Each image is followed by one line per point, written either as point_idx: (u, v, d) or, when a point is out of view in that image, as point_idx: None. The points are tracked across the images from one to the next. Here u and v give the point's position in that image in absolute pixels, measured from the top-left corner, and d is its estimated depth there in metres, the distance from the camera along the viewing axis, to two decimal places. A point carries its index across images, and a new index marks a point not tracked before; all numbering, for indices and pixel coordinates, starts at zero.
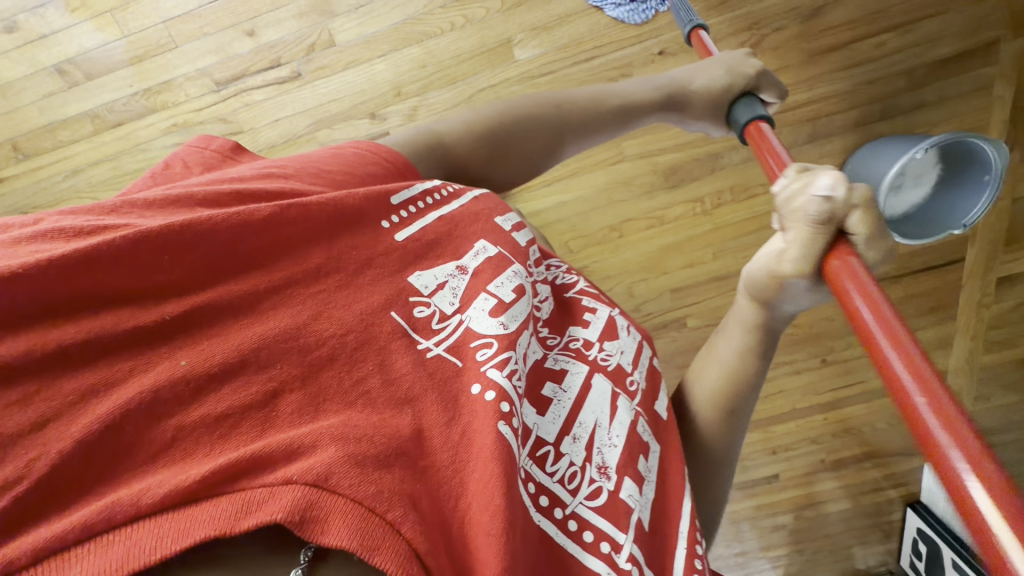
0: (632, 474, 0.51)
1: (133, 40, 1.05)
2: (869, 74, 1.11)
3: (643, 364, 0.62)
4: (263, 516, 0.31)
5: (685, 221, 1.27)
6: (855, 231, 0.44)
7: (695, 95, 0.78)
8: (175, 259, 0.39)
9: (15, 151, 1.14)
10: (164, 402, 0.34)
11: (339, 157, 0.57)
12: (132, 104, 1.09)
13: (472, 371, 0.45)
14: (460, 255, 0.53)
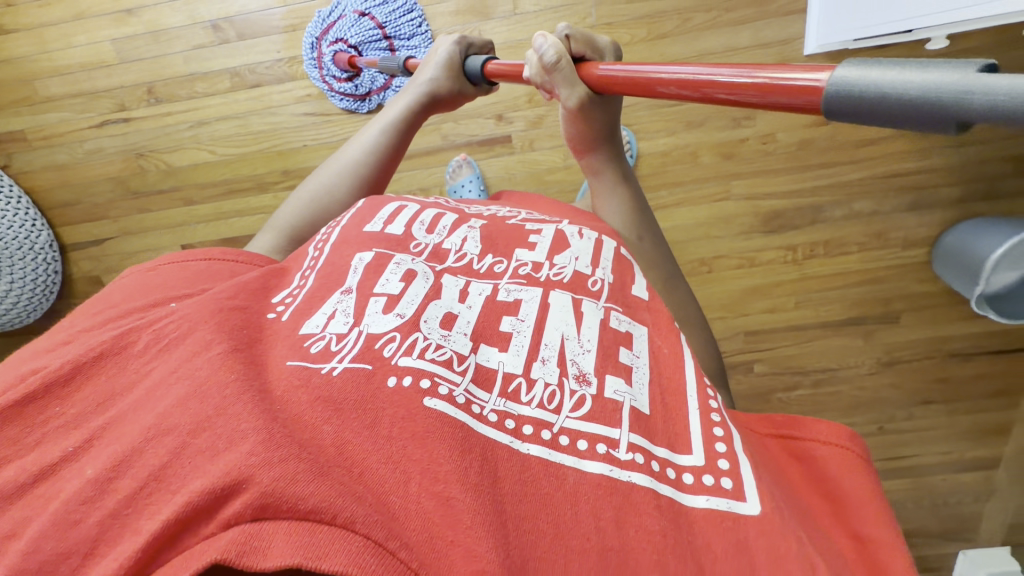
0: (613, 370, 0.49)
1: (293, 10, 1.09)
2: (979, 155, 1.15)
3: (606, 259, 0.60)
4: (196, 569, 0.30)
5: (775, 267, 1.28)
6: (581, 53, 0.66)
7: (440, 84, 0.80)
8: (43, 407, 0.39)
9: (148, 95, 1.17)
10: (75, 511, 0.34)
11: (190, 275, 0.54)
12: (274, 68, 1.12)
13: (387, 369, 0.43)
14: (342, 281, 0.52)
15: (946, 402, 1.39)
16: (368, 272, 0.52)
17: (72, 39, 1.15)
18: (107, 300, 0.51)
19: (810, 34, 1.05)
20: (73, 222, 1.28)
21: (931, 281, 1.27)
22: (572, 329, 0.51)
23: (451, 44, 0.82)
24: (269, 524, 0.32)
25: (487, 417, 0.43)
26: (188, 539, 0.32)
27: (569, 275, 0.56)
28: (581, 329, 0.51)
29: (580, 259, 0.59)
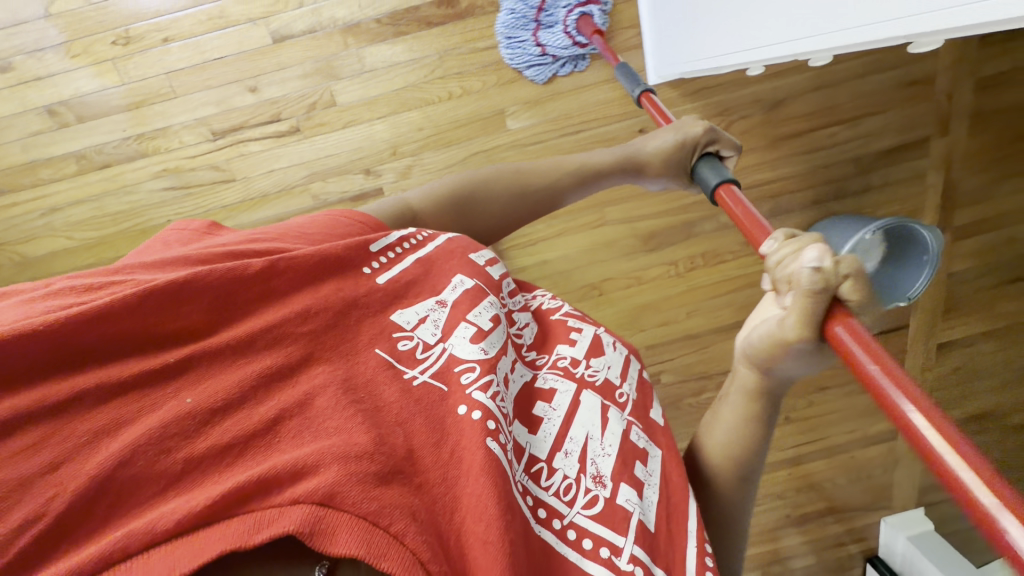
0: (629, 480, 0.52)
1: (132, 88, 1.05)
2: (825, 159, 1.24)
3: (632, 376, 0.63)
4: (273, 529, 0.34)
5: (661, 282, 1.33)
6: (848, 298, 0.41)
7: (651, 158, 0.82)
8: (163, 311, 0.41)
9: None
10: (171, 437, 0.36)
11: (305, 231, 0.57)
12: (123, 147, 1.08)
13: (458, 395, 0.48)
14: (437, 290, 0.56)
15: (843, 385, 1.47)
16: (460, 302, 0.55)
17: None
18: (214, 242, 0.54)
19: (648, 66, 1.11)
20: None
21: None
22: (599, 433, 0.54)
23: (700, 130, 0.81)
24: (331, 514, 0.35)
25: (519, 486, 0.48)
26: (266, 503, 0.35)
27: (600, 379, 0.59)
28: (607, 438, 0.54)
29: (611, 365, 0.61)
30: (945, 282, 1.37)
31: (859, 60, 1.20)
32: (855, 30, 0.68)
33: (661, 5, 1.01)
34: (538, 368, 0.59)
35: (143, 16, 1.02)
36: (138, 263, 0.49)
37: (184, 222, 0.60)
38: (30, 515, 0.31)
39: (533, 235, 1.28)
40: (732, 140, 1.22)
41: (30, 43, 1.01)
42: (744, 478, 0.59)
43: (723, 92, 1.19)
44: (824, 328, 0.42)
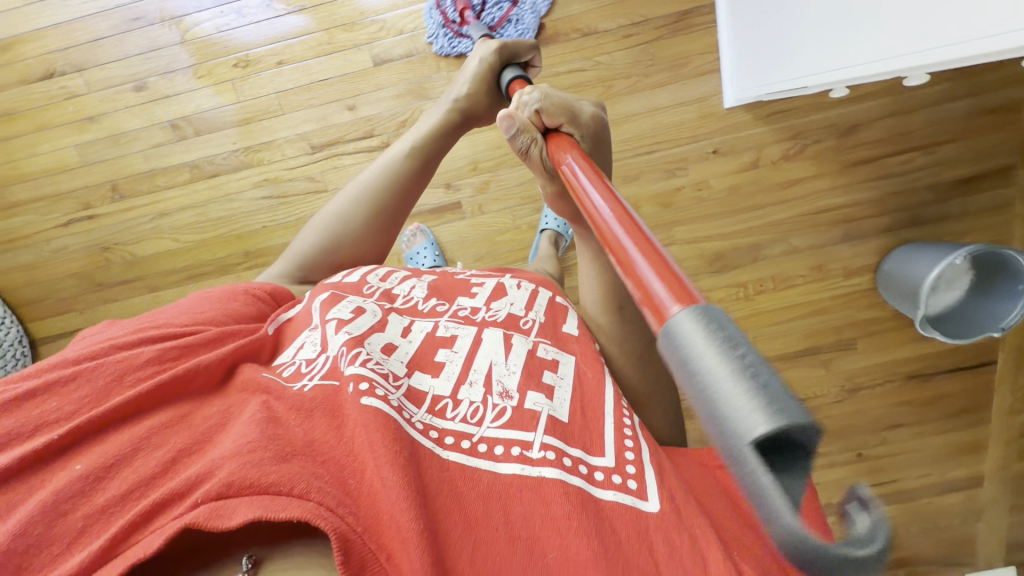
0: (536, 388, 0.53)
1: (245, 105, 1.16)
2: (899, 185, 1.23)
3: (540, 304, 0.66)
4: (167, 535, 0.35)
5: (725, 305, 1.31)
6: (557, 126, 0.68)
7: (473, 97, 0.82)
8: (34, 414, 0.43)
9: (111, 192, 1.22)
10: (63, 501, 0.38)
11: (209, 303, 0.61)
12: (230, 158, 1.19)
13: (343, 382, 0.48)
14: (310, 322, 0.60)
15: (918, 423, 1.39)
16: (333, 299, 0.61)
17: (37, 148, 1.20)
18: (114, 326, 0.55)
19: (726, 91, 1.14)
20: (36, 316, 1.30)
21: (876, 307, 1.31)
22: (496, 355, 0.56)
23: (494, 48, 0.82)
24: (216, 505, 0.36)
25: (414, 423, 0.47)
26: (157, 520, 0.37)
27: (495, 317, 0.61)
28: (501, 354, 0.56)
29: (511, 304, 0.64)
30: None
31: (937, 87, 1.19)
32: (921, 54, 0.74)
33: (742, 35, 1.04)
34: (437, 318, 0.61)
35: (261, 42, 1.13)
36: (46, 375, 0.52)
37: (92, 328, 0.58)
38: None
39: None
40: (801, 164, 1.23)
41: (164, 66, 1.14)
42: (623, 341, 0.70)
43: (794, 117, 1.20)
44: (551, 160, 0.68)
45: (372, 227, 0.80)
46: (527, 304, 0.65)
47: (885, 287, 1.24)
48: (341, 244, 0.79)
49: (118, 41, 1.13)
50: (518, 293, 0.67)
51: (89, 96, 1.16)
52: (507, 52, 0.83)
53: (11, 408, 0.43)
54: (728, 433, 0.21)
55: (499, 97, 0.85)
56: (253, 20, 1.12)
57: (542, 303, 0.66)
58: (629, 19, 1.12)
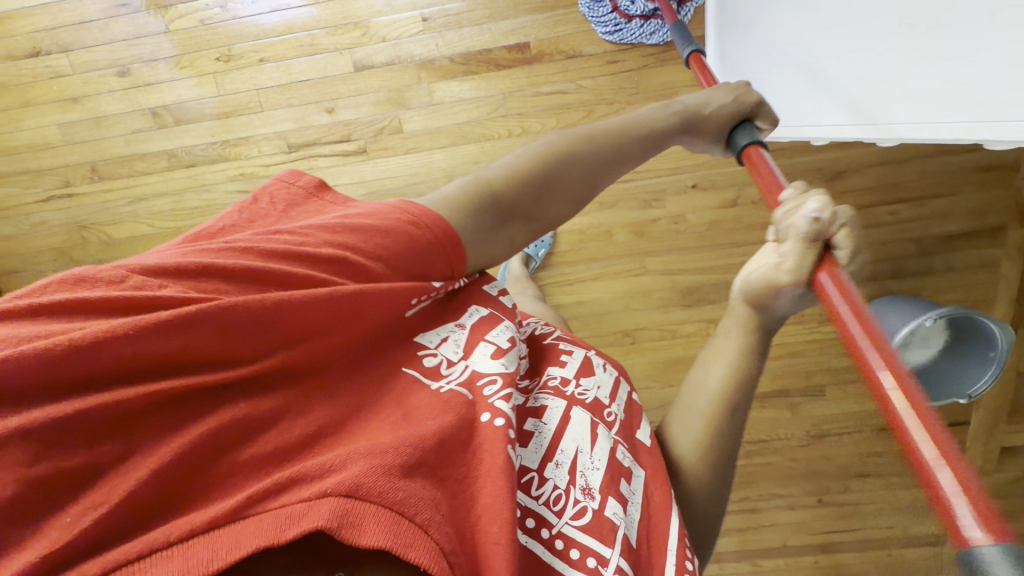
0: (616, 495, 0.53)
1: (225, 99, 1.16)
2: (885, 236, 1.20)
3: (623, 398, 0.64)
4: (302, 526, 0.32)
5: (697, 339, 1.27)
6: (838, 246, 0.51)
7: (708, 119, 0.75)
8: (229, 332, 0.38)
9: (91, 173, 1.23)
10: (217, 441, 0.35)
11: (398, 233, 0.51)
12: (209, 150, 1.19)
13: (481, 404, 0.47)
14: (458, 315, 0.55)
15: None
16: (483, 318, 0.56)
17: (20, 123, 1.21)
18: (291, 223, 0.51)
19: None
20: (12, 287, 1.32)
21: (850, 355, 1.29)
22: (583, 449, 0.54)
23: (736, 96, 0.77)
24: (349, 503, 0.33)
25: None
26: (289, 492, 0.33)
27: (586, 398, 0.59)
28: (584, 443, 0.55)
29: (600, 387, 0.62)
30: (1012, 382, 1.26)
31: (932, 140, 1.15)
32: (908, 125, 0.68)
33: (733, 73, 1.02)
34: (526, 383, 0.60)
35: (244, 38, 1.12)
36: (200, 240, 0.49)
37: (292, 177, 0.59)
38: (73, 516, 0.29)
39: (571, 275, 1.26)
40: None
41: (148, 53, 1.14)
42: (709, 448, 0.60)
43: (779, 158, 1.17)
44: (811, 276, 0.52)
45: (562, 210, 0.66)
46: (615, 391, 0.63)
47: None
48: (528, 213, 0.63)
49: (105, 25, 1.13)
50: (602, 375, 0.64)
51: (74, 78, 1.17)
52: (765, 113, 0.78)
53: (209, 313, 0.37)
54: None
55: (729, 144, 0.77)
56: (237, 15, 1.12)
57: (623, 398, 0.64)
58: (615, 44, 1.09)
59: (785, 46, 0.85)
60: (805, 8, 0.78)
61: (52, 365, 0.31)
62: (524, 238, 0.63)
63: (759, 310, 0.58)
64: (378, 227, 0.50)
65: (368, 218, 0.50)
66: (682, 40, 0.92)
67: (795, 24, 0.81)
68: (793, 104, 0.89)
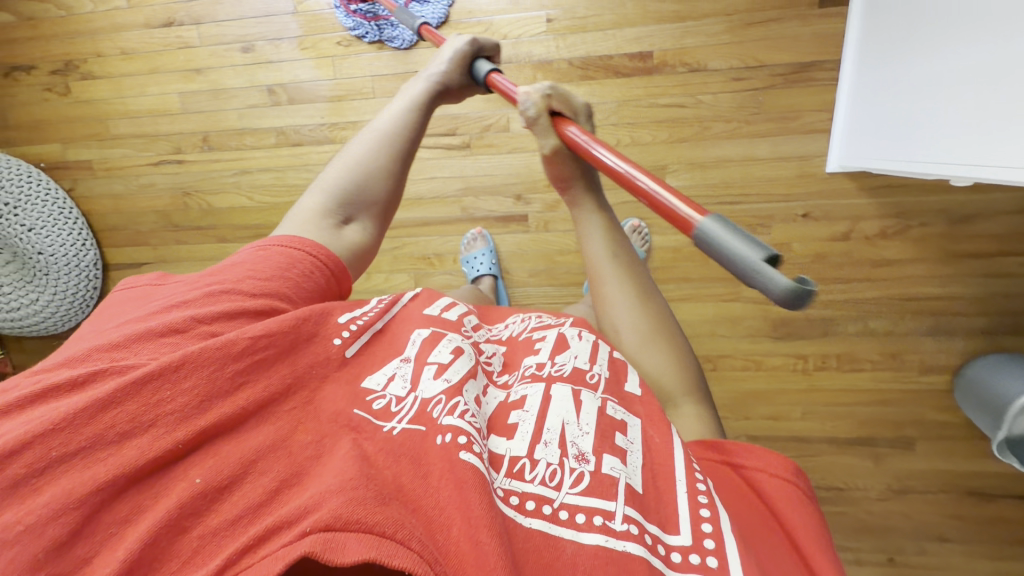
0: (611, 451, 0.52)
1: (339, 82, 1.17)
2: (1008, 289, 1.12)
3: (604, 358, 0.63)
4: (286, 563, 0.35)
5: (781, 373, 1.23)
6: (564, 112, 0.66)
7: (451, 79, 0.73)
8: (148, 404, 0.41)
9: (202, 142, 1.27)
10: (184, 517, 0.38)
11: (266, 259, 0.58)
12: (316, 131, 1.21)
13: (434, 430, 0.49)
14: (399, 350, 0.58)
15: (970, 544, 1.27)
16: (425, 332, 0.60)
17: (144, 88, 1.26)
18: (155, 301, 0.54)
19: (832, 152, 1.07)
20: (115, 242, 1.39)
21: (950, 411, 1.21)
22: (568, 419, 0.54)
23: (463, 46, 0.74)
24: (327, 539, 0.36)
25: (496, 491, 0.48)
26: (267, 545, 0.36)
27: (564, 371, 0.60)
28: (565, 414, 0.55)
29: (577, 356, 0.62)
30: None
31: None
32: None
33: (861, 98, 0.98)
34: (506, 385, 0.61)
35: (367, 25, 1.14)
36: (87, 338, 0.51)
37: (135, 277, 0.61)
38: None
39: None
40: (898, 247, 1.13)
41: (273, 32, 1.17)
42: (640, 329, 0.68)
43: (901, 195, 1.11)
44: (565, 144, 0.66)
45: (392, 185, 0.69)
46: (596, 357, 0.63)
47: (963, 397, 1.14)
48: (360, 197, 0.67)
49: (238, 2, 1.17)
50: (582, 343, 0.64)
51: (200, 50, 1.21)
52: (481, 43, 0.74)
53: (123, 394, 0.41)
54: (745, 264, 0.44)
55: (476, 84, 0.77)
56: None
57: (604, 358, 0.63)
58: (743, 61, 1.05)
59: (938, 78, 0.81)
60: (963, 44, 0.76)
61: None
62: (375, 226, 0.69)
63: (591, 186, 0.70)
64: (230, 276, 0.57)
65: (235, 274, 0.56)
66: (402, 15, 0.90)
67: (956, 58, 0.77)
68: (920, 141, 0.84)
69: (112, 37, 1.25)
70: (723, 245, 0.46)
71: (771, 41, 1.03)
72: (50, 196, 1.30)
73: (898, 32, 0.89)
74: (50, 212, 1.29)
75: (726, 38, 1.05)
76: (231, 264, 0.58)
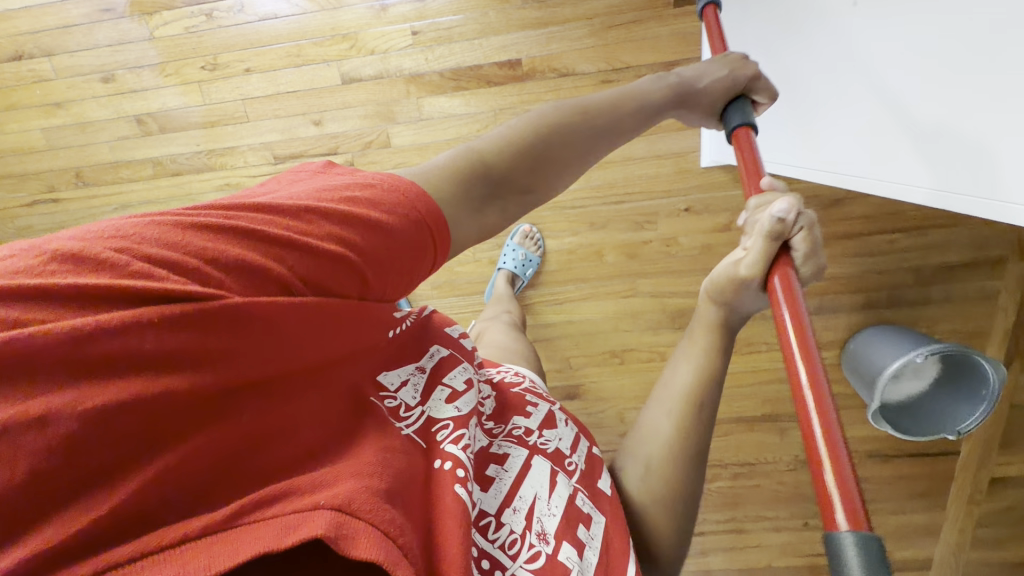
0: (572, 540, 0.50)
1: (210, 108, 1.13)
2: (881, 265, 1.18)
3: (584, 450, 0.61)
4: (297, 538, 0.29)
5: None
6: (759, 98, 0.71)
7: (704, 94, 0.67)
8: (241, 331, 0.32)
9: (76, 178, 1.21)
10: (202, 457, 0.30)
11: (393, 206, 0.42)
12: (194, 159, 1.17)
13: (434, 453, 0.44)
14: (420, 356, 0.50)
15: (874, 501, 1.35)
16: (445, 354, 0.53)
17: (4, 127, 1.19)
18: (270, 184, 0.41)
19: (704, 148, 1.11)
20: None
21: (844, 382, 1.27)
22: (544, 494, 0.52)
23: (744, 68, 0.68)
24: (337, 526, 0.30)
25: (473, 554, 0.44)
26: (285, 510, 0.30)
27: (547, 446, 0.57)
28: (543, 485, 0.52)
29: (563, 437, 0.60)
30: (1006, 414, 1.23)
31: None
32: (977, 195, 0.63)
33: None
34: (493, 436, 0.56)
35: (229, 47, 1.10)
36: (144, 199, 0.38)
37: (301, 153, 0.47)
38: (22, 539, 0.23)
39: (560, 295, 1.24)
40: None
41: (132, 60, 1.12)
42: (684, 426, 0.60)
43: None
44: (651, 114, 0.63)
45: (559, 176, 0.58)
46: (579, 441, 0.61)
47: (850, 365, 1.19)
48: (523, 184, 0.54)
49: (89, 31, 1.11)
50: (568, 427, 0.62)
51: (58, 83, 1.15)
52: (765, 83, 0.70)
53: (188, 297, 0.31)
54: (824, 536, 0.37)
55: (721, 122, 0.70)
56: (223, 23, 1.09)
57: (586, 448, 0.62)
58: (610, 64, 1.06)
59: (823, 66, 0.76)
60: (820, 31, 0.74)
61: (45, 352, 0.25)
62: (515, 211, 0.55)
63: (722, 305, 0.59)
64: (373, 193, 0.42)
65: (375, 198, 0.42)
66: None
67: (855, 35, 0.68)
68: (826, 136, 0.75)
69: None
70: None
71: (634, 42, 1.04)
72: None
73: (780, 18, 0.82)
74: None
75: (591, 41, 1.05)
76: (352, 180, 0.43)
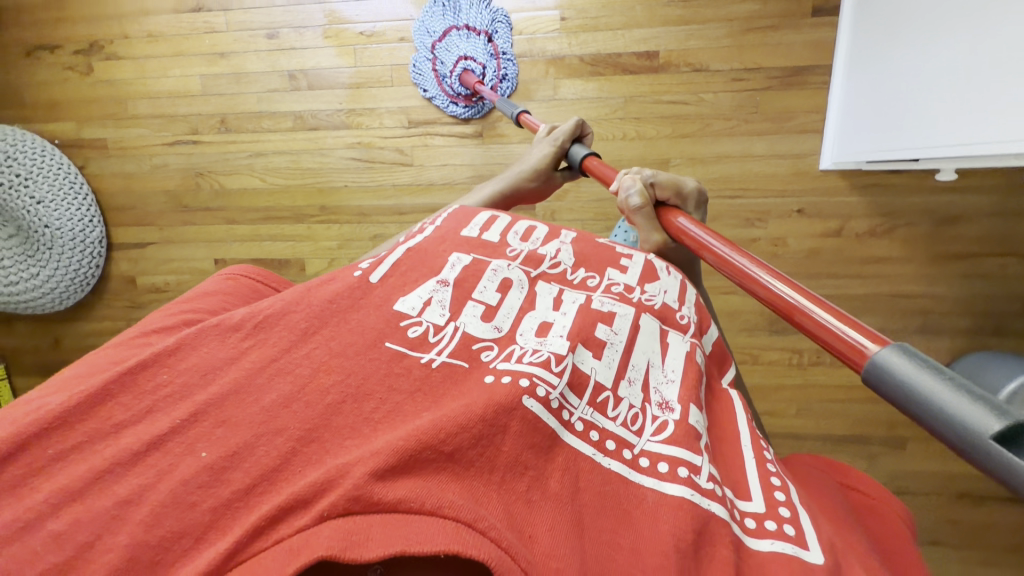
0: (695, 398, 0.50)
1: (360, 71, 1.23)
2: (989, 290, 1.17)
3: (690, 301, 0.64)
4: (303, 557, 0.31)
5: (777, 368, 1.26)
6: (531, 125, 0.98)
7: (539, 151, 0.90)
8: (144, 392, 0.41)
9: (219, 124, 1.30)
10: (191, 491, 0.36)
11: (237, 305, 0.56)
12: (334, 117, 1.25)
13: (480, 370, 0.46)
14: (437, 271, 0.56)
15: (962, 548, 1.27)
16: (467, 271, 0.56)
17: (166, 70, 1.30)
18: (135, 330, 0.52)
19: (826, 151, 1.13)
20: (126, 223, 1.40)
21: None
22: (641, 362, 0.53)
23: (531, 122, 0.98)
24: (344, 520, 0.32)
25: (573, 425, 0.44)
26: (286, 521, 0.33)
27: (653, 304, 0.59)
28: (649, 350, 0.55)
29: (665, 292, 0.62)
30: None
31: None
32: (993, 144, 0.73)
33: (856, 100, 1.04)
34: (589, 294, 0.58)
35: (390, 18, 1.20)
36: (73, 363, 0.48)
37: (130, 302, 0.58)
38: None
39: None
40: (886, 245, 1.18)
41: (299, 21, 1.22)
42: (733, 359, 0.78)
43: (890, 196, 1.16)
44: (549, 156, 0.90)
45: None
46: (683, 295, 0.63)
47: None
48: None
49: None
50: (669, 279, 0.64)
51: (226, 35, 1.26)
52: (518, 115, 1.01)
53: (120, 383, 0.41)
54: (957, 435, 0.26)
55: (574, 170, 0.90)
56: None
57: (669, 283, 0.63)
58: (745, 63, 1.13)
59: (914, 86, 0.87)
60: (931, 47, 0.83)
61: None
62: None
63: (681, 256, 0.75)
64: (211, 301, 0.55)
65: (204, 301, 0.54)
66: None
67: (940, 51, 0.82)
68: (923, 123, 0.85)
69: (139, 20, 1.29)
70: (903, 381, 0.30)
71: (768, 47, 1.11)
72: (62, 171, 1.31)
73: (912, 28, 0.87)
74: (60, 186, 1.30)
75: (727, 42, 1.12)
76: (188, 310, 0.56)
